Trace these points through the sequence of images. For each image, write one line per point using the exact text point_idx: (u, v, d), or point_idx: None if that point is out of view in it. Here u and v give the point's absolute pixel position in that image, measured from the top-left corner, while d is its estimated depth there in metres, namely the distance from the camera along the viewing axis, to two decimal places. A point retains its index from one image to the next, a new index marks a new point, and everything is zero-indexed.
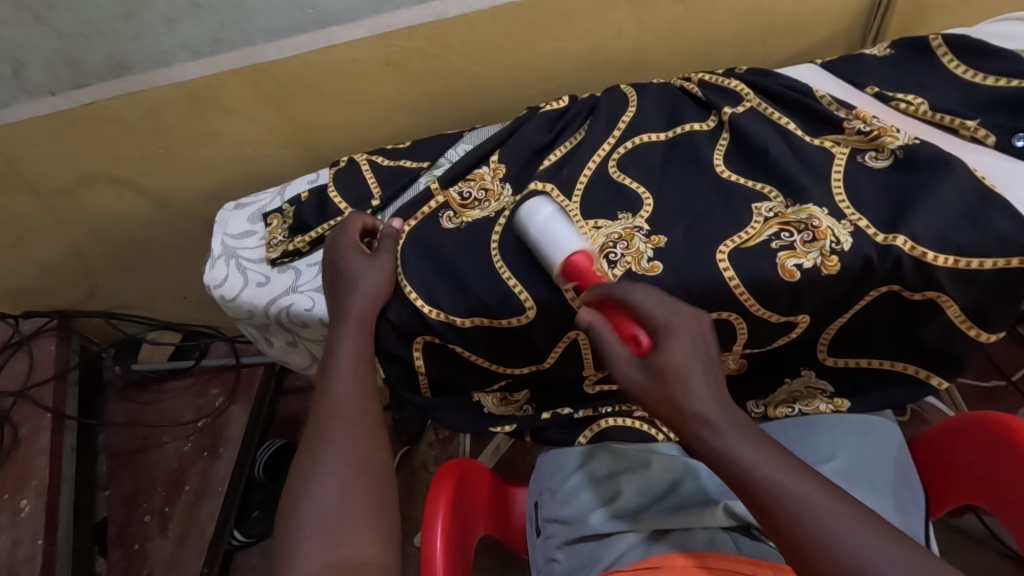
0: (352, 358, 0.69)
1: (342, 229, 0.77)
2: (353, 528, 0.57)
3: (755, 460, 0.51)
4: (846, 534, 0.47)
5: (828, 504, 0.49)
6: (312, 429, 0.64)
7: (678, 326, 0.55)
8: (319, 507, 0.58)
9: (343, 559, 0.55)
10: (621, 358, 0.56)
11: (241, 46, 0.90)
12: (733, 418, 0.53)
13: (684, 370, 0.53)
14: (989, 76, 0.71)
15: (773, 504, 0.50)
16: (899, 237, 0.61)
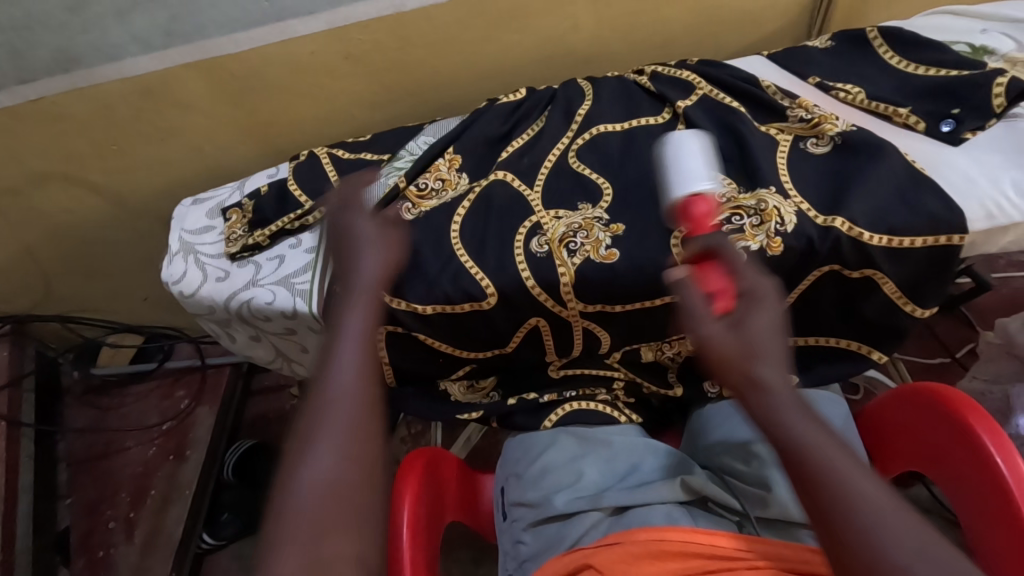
0: (369, 315, 0.52)
1: (353, 176, 0.71)
2: (339, 529, 0.41)
3: (810, 437, 0.43)
4: (891, 539, 0.39)
5: (885, 508, 0.40)
6: (300, 397, 0.47)
7: (768, 293, 0.48)
8: (306, 496, 0.42)
9: (323, 572, 0.39)
10: (698, 308, 0.48)
11: (194, 39, 0.89)
12: (806, 412, 0.44)
13: (766, 347, 0.45)
14: (922, 67, 0.75)
15: (835, 512, 0.40)
16: (838, 219, 0.64)
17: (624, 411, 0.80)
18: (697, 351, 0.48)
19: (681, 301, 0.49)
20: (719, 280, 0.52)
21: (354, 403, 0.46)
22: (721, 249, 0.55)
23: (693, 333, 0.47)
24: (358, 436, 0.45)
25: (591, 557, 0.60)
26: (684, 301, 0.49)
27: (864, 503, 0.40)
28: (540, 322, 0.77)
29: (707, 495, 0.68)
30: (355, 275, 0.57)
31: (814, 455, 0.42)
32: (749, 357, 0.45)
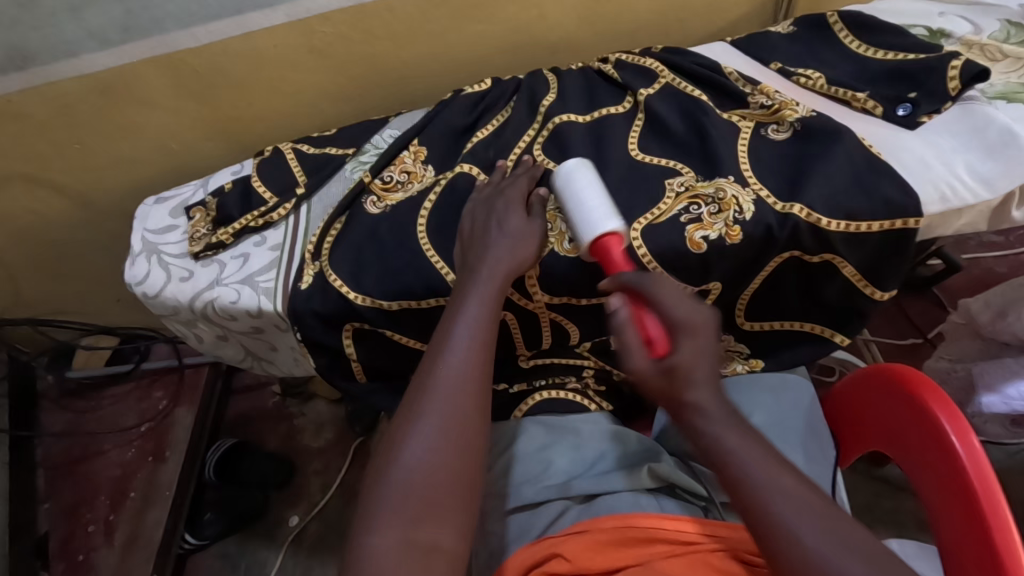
0: (474, 330, 0.59)
1: (512, 181, 0.72)
2: (436, 511, 0.51)
3: (740, 454, 0.50)
4: (810, 534, 0.47)
5: (807, 506, 0.48)
6: (409, 395, 0.56)
7: (696, 323, 0.53)
8: (413, 479, 0.51)
9: (419, 542, 0.49)
10: (635, 350, 0.53)
11: (153, 33, 0.87)
12: (728, 422, 0.52)
13: (694, 374, 0.52)
14: (881, 51, 0.76)
15: (748, 500, 0.49)
16: (796, 206, 0.65)
17: (594, 400, 0.78)
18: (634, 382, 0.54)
19: (620, 340, 0.55)
20: (652, 321, 0.55)
21: (457, 405, 0.55)
22: (650, 286, 0.56)
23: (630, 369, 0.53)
24: (460, 434, 0.54)
25: (558, 545, 0.59)
26: (620, 339, 0.54)
27: (773, 486, 0.49)
28: (508, 316, 0.77)
29: (675, 483, 0.68)
30: (482, 282, 0.63)
31: (736, 458, 0.50)
32: (676, 388, 0.52)
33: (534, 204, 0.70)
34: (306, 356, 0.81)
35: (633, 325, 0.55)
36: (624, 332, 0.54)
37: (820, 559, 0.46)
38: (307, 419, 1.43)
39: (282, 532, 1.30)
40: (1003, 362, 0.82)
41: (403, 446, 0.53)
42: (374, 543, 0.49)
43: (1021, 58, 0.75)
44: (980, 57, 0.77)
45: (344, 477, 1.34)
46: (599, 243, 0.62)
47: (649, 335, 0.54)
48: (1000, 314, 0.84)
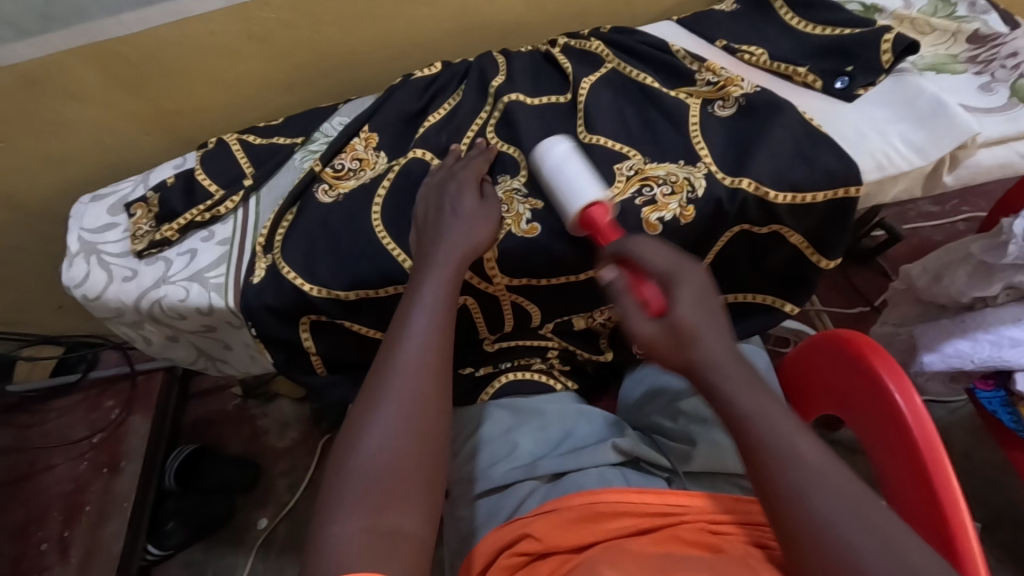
0: (432, 315, 0.58)
1: (464, 164, 0.72)
2: (399, 496, 0.50)
3: (755, 413, 0.47)
4: (819, 498, 0.44)
5: (819, 465, 0.45)
6: (370, 383, 0.56)
7: (682, 275, 0.52)
8: (373, 467, 0.50)
9: (383, 530, 0.48)
10: (633, 315, 0.52)
11: (77, 22, 0.82)
12: (745, 377, 0.49)
13: (699, 329, 0.49)
14: (820, 26, 0.79)
15: (759, 460, 0.46)
16: (744, 180, 0.66)
17: (560, 379, 0.79)
18: (641, 348, 0.52)
19: (618, 310, 0.54)
20: (648, 286, 0.54)
21: (416, 393, 0.54)
22: (631, 246, 0.56)
23: (633, 334, 0.52)
24: (420, 419, 0.53)
25: (529, 525, 0.59)
26: (618, 308, 0.54)
27: (788, 450, 0.46)
28: (468, 300, 0.77)
29: (638, 456, 0.68)
30: (437, 266, 0.62)
31: (758, 421, 0.47)
32: (683, 344, 0.49)
33: (485, 188, 0.70)
34: (262, 351, 0.79)
35: (633, 296, 0.54)
36: (626, 299, 0.54)
37: (828, 522, 0.43)
38: (270, 419, 1.39)
39: (251, 536, 1.26)
40: (940, 323, 0.86)
41: (363, 433, 0.52)
42: (337, 534, 0.48)
43: (947, 32, 0.80)
44: (911, 31, 0.81)
45: (312, 475, 1.31)
46: (585, 214, 0.64)
47: (645, 298, 0.53)
48: (937, 277, 0.89)
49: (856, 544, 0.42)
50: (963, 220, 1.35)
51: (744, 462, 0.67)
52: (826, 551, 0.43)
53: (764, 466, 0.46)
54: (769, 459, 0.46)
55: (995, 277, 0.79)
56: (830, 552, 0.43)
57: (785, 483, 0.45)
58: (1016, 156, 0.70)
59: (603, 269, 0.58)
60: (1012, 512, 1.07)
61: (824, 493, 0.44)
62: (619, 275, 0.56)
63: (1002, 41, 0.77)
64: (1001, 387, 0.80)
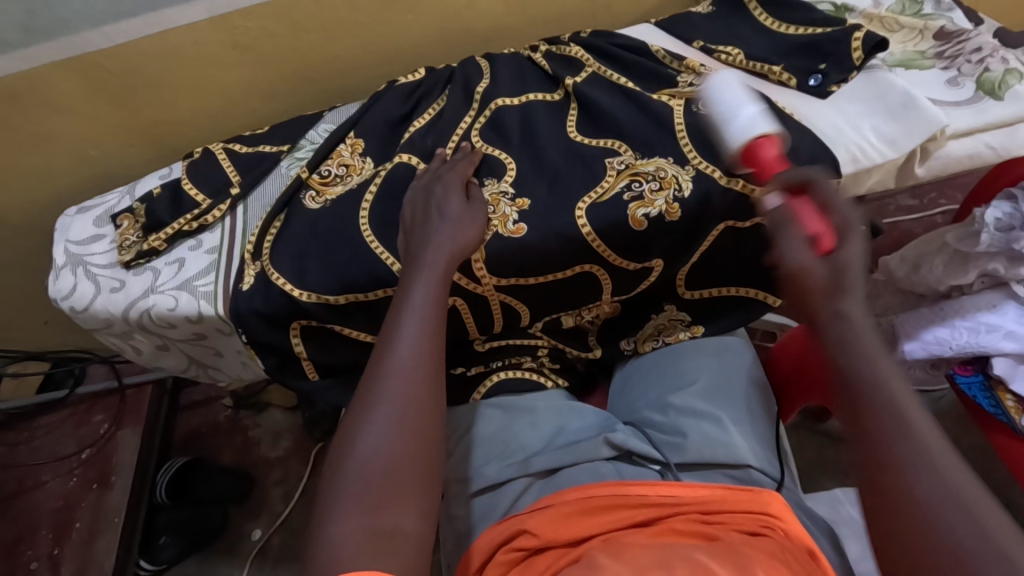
0: (422, 317, 0.59)
1: (448, 167, 0.73)
2: (396, 496, 0.50)
3: (877, 379, 0.49)
4: (923, 470, 0.45)
5: (933, 439, 0.46)
6: (364, 385, 0.56)
7: (856, 222, 0.54)
8: (368, 467, 0.51)
9: (381, 529, 0.49)
10: (797, 247, 0.53)
11: (59, 35, 0.82)
12: (876, 345, 0.50)
13: (855, 281, 0.51)
14: (794, 26, 0.81)
15: (872, 421, 0.48)
16: (737, 180, 0.71)
17: (551, 376, 0.81)
18: (787, 281, 0.53)
19: (781, 236, 0.55)
20: (821, 220, 0.54)
21: (410, 393, 0.55)
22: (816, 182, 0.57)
23: (788, 265, 0.53)
24: (416, 419, 0.54)
25: (525, 522, 0.60)
26: (782, 237, 0.54)
27: (903, 419, 0.47)
28: (458, 301, 0.78)
29: (631, 449, 0.69)
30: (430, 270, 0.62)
31: (876, 387, 0.48)
32: (838, 285, 0.51)
33: (472, 190, 0.71)
34: (253, 359, 0.79)
35: (797, 225, 0.54)
36: (792, 228, 0.54)
37: (920, 493, 0.44)
38: (262, 429, 1.38)
39: (246, 547, 1.25)
40: (921, 311, 0.88)
41: (358, 436, 0.52)
42: (337, 536, 0.48)
43: (915, 29, 0.82)
44: (880, 29, 0.84)
45: (306, 484, 1.31)
46: (750, 145, 0.61)
47: (815, 231, 0.54)
48: (915, 266, 0.91)
49: (948, 527, 0.43)
50: (941, 212, 1.39)
51: (733, 451, 0.68)
52: (922, 524, 0.44)
53: (871, 434, 0.47)
54: (876, 428, 0.47)
55: (970, 266, 0.82)
56: (923, 529, 0.43)
57: (890, 453, 0.46)
58: (984, 147, 0.73)
59: (773, 194, 0.58)
60: (996, 496, 1.10)
61: (929, 468, 0.45)
62: (789, 207, 0.56)
63: (967, 37, 0.79)
64: (980, 372, 0.82)
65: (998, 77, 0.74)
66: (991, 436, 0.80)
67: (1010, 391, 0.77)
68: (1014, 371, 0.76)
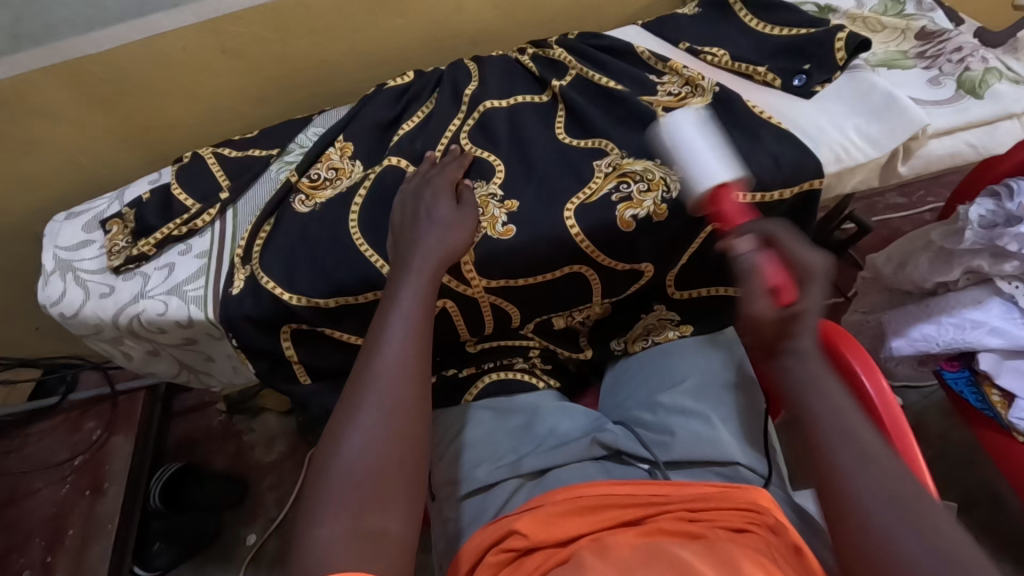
0: (409, 321, 0.59)
1: (438, 171, 0.73)
2: (383, 497, 0.51)
3: (827, 397, 0.49)
4: (868, 486, 0.45)
5: (879, 456, 0.47)
6: (352, 386, 0.56)
7: (819, 272, 0.52)
8: (356, 469, 0.51)
9: (367, 531, 0.49)
10: (760, 296, 0.51)
11: (47, 41, 0.83)
12: (822, 369, 0.50)
13: (807, 323, 0.51)
14: (777, 27, 0.82)
15: (816, 438, 0.48)
16: None
17: (542, 378, 0.82)
18: (748, 327, 0.52)
19: (746, 283, 0.53)
20: (780, 271, 0.53)
21: (397, 396, 0.55)
22: (781, 236, 0.56)
23: (745, 312, 0.52)
24: (403, 422, 0.54)
25: (514, 522, 0.60)
26: (746, 283, 0.53)
27: (848, 436, 0.47)
28: (448, 303, 0.77)
29: (621, 449, 0.69)
30: (419, 274, 0.63)
31: (822, 406, 0.49)
32: (787, 334, 0.51)
33: (462, 192, 0.72)
34: (244, 363, 0.80)
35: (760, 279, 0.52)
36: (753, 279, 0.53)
37: (869, 507, 0.45)
38: (256, 434, 1.38)
39: (240, 552, 1.24)
40: (908, 309, 0.89)
41: (344, 437, 0.53)
42: (320, 537, 0.48)
43: (897, 29, 0.83)
44: (864, 29, 0.84)
45: (300, 488, 1.30)
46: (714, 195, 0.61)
47: (775, 284, 0.52)
48: (901, 264, 0.92)
49: (898, 538, 0.43)
50: (929, 210, 1.40)
51: (722, 449, 0.68)
52: (870, 537, 0.44)
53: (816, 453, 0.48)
54: (821, 447, 0.47)
55: (954, 262, 0.83)
56: (876, 541, 0.44)
57: (836, 471, 0.46)
58: (965, 146, 0.73)
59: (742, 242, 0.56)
60: (986, 490, 1.11)
61: (872, 483, 0.45)
62: (756, 253, 0.54)
63: (947, 37, 0.80)
64: (967, 367, 0.83)
65: (978, 75, 0.76)
66: (981, 433, 0.81)
67: (995, 386, 0.78)
68: (999, 367, 0.77)
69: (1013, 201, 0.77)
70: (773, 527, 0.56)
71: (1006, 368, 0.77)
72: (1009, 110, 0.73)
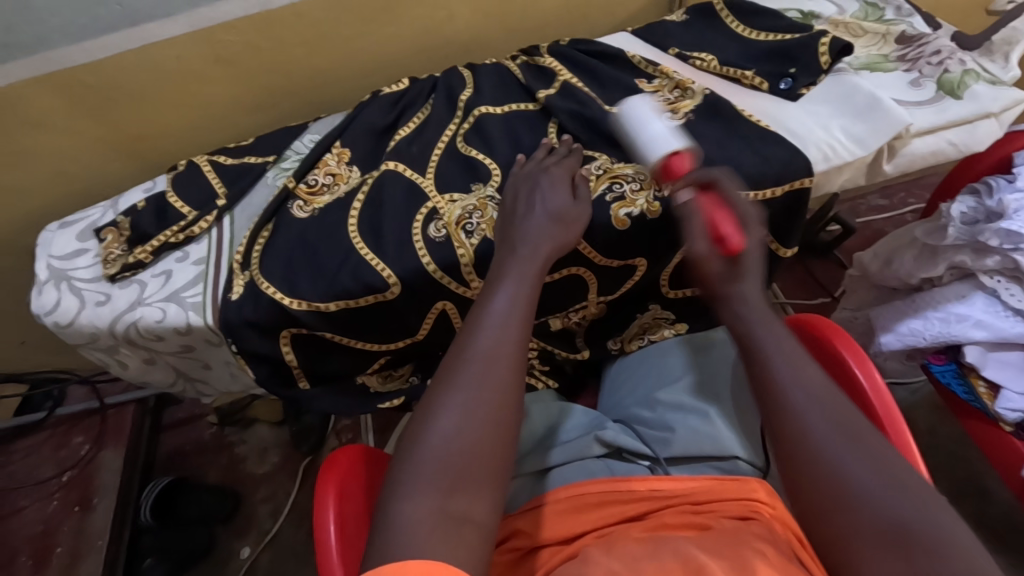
0: (514, 302, 0.57)
1: (558, 160, 0.72)
2: (471, 481, 0.48)
3: (764, 336, 0.55)
4: (818, 418, 0.48)
5: (820, 391, 0.50)
6: (445, 364, 0.54)
7: (751, 220, 0.61)
8: (447, 450, 0.48)
9: (452, 514, 0.46)
10: (701, 237, 0.61)
11: (38, 50, 0.82)
12: (763, 311, 0.56)
13: (746, 265, 0.59)
14: (762, 33, 0.84)
15: (766, 375, 0.53)
16: None
17: (540, 378, 0.86)
18: (693, 264, 0.61)
19: (691, 224, 0.62)
20: (726, 222, 0.60)
21: (492, 379, 0.52)
22: (719, 184, 0.65)
23: (693, 251, 0.61)
24: (495, 408, 0.51)
25: (518, 521, 0.60)
26: (692, 224, 0.62)
27: (795, 373, 0.51)
28: (447, 305, 0.78)
29: (622, 446, 0.70)
30: (524, 259, 0.61)
31: (770, 353, 0.53)
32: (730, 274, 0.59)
33: (578, 183, 0.70)
34: (244, 368, 0.79)
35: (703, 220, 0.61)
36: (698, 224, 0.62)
37: (819, 436, 0.48)
38: (248, 446, 1.36)
39: (233, 566, 1.22)
40: (896, 305, 0.91)
41: (434, 418, 0.50)
42: (403, 515, 0.45)
43: (878, 34, 0.86)
44: (845, 35, 0.87)
45: (295, 499, 1.29)
46: (665, 165, 0.67)
47: (715, 225, 0.61)
48: (887, 261, 0.95)
49: (859, 473, 0.45)
50: (910, 211, 1.44)
51: (721, 444, 0.70)
52: (820, 463, 0.46)
53: (781, 408, 0.50)
54: (789, 403, 0.50)
55: (939, 258, 0.85)
56: (827, 472, 0.46)
57: (795, 416, 0.49)
58: (947, 144, 0.76)
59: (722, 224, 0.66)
60: (975, 483, 1.13)
61: (824, 421, 0.48)
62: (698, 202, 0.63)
63: (925, 41, 0.83)
64: (953, 361, 0.85)
65: (956, 77, 0.79)
66: (969, 425, 0.83)
67: (981, 377, 0.80)
68: (984, 360, 0.79)
69: (992, 198, 0.82)
70: (775, 518, 0.57)
71: (991, 360, 0.79)
72: (987, 110, 0.76)
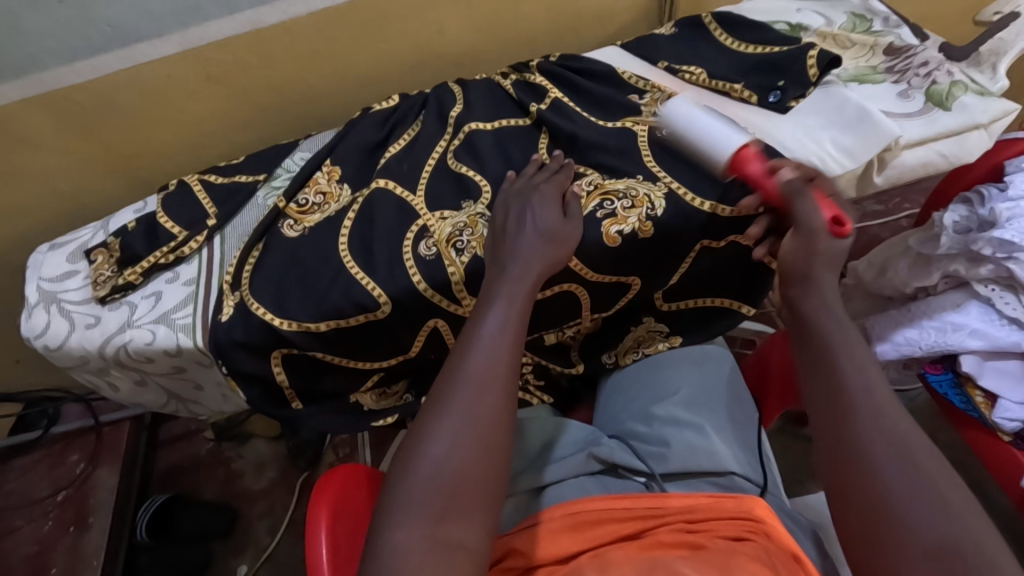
0: (506, 323, 0.56)
1: (549, 176, 0.72)
2: (462, 507, 0.47)
3: (834, 338, 0.52)
4: (874, 432, 0.47)
5: (884, 405, 0.48)
6: (437, 387, 0.53)
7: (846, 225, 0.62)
8: (437, 476, 0.48)
9: (445, 541, 0.46)
10: (816, 215, 0.57)
11: (28, 72, 0.82)
12: (833, 307, 0.54)
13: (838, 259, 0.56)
14: (753, 46, 0.84)
15: (833, 382, 0.50)
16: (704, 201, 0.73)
17: (535, 394, 0.86)
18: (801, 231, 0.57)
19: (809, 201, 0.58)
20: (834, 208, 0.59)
21: (483, 403, 0.51)
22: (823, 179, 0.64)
23: (807, 223, 0.57)
24: (487, 431, 0.50)
25: (513, 542, 0.60)
26: (808, 205, 0.58)
27: (860, 383, 0.49)
28: (439, 322, 0.77)
29: (617, 463, 0.69)
30: (516, 275, 0.60)
31: (838, 353, 0.51)
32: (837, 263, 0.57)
33: (568, 200, 0.70)
34: (234, 389, 0.78)
35: (816, 206, 0.59)
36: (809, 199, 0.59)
37: (872, 455, 0.46)
38: (245, 461, 1.35)
39: None
40: (890, 314, 0.88)
41: (426, 443, 0.49)
42: (393, 544, 0.45)
43: (866, 45, 0.87)
44: (834, 46, 0.87)
45: (292, 515, 1.28)
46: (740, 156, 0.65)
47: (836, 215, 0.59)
48: (881, 270, 0.95)
49: (908, 498, 0.44)
50: (905, 217, 1.44)
51: (716, 458, 0.69)
52: (872, 482, 0.46)
53: (840, 433, 0.49)
54: (851, 426, 0.48)
55: (932, 268, 0.85)
56: (874, 488, 0.45)
57: (856, 430, 0.48)
58: (936, 155, 0.76)
59: (747, 202, 0.68)
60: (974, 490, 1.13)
61: (887, 439, 0.47)
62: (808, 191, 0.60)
63: (913, 53, 0.84)
64: (949, 370, 0.83)
65: (945, 88, 0.79)
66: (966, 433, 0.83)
67: (978, 387, 0.80)
68: (980, 368, 0.79)
69: (984, 207, 0.82)
70: (770, 534, 0.55)
71: (987, 369, 0.78)
72: (976, 121, 0.76)
